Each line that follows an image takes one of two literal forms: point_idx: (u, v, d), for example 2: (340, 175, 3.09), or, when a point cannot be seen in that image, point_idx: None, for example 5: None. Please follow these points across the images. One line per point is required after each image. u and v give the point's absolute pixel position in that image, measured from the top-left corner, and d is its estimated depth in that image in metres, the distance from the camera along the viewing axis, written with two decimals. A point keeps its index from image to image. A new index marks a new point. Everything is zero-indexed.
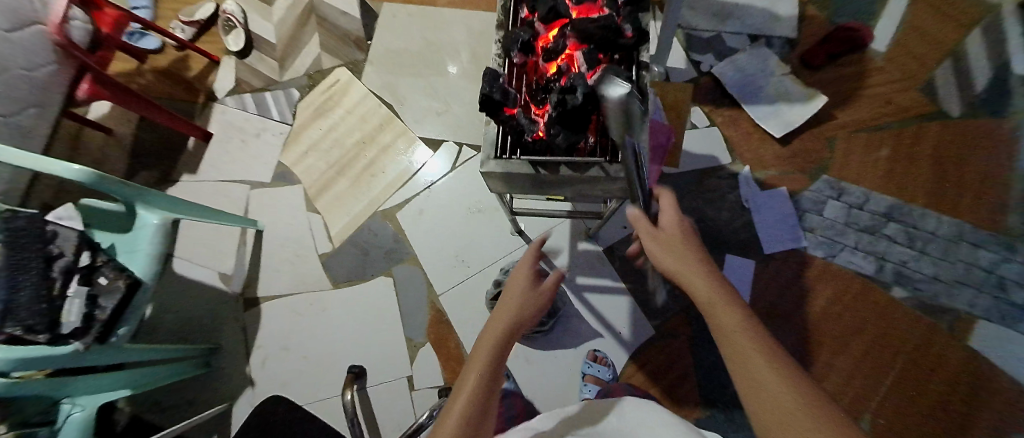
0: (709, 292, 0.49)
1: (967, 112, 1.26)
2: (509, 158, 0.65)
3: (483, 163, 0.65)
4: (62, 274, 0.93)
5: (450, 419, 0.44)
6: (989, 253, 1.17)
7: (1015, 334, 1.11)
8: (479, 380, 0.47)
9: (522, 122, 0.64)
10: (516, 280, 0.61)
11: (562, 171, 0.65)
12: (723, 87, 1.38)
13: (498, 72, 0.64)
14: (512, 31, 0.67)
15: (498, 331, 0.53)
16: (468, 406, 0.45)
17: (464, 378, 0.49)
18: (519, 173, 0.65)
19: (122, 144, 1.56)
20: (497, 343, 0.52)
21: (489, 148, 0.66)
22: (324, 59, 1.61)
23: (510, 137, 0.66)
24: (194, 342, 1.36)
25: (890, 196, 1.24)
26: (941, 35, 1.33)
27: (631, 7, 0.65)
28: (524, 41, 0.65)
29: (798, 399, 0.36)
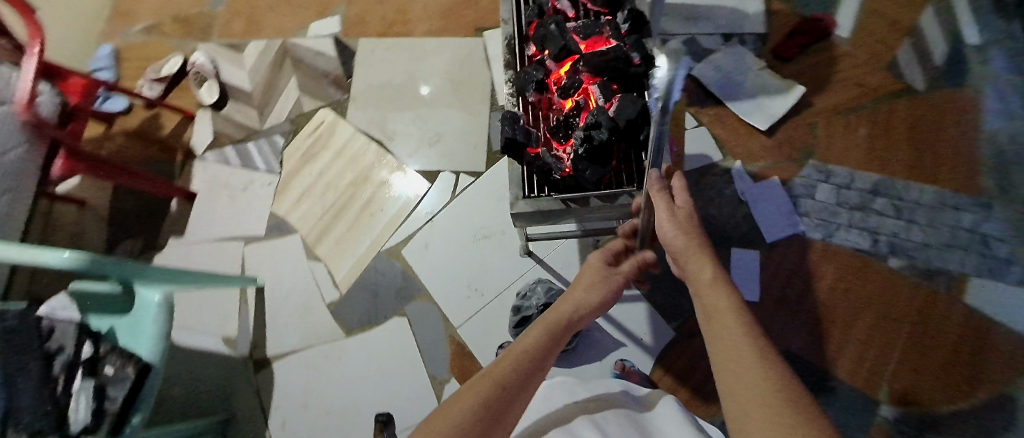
0: (711, 284, 0.55)
1: (930, 85, 1.34)
2: (538, 195, 0.67)
3: (513, 204, 0.67)
4: (64, 370, 0.90)
5: (502, 368, 0.53)
6: (971, 214, 1.24)
7: (1006, 285, 1.17)
8: (529, 353, 0.56)
9: (548, 161, 0.65)
10: (590, 272, 0.73)
11: (592, 203, 0.65)
12: (705, 87, 1.43)
13: (517, 114, 0.67)
14: (524, 71, 0.69)
15: (557, 321, 0.64)
16: (526, 353, 0.56)
17: (515, 347, 0.58)
18: (550, 210, 0.66)
19: (100, 215, 1.49)
20: (547, 334, 0.61)
21: (516, 188, 0.67)
22: (305, 102, 1.58)
23: (537, 176, 0.68)
24: (206, 412, 1.30)
25: (874, 173, 1.31)
26: (897, 16, 1.41)
27: (637, 35, 0.67)
28: (537, 81, 0.67)
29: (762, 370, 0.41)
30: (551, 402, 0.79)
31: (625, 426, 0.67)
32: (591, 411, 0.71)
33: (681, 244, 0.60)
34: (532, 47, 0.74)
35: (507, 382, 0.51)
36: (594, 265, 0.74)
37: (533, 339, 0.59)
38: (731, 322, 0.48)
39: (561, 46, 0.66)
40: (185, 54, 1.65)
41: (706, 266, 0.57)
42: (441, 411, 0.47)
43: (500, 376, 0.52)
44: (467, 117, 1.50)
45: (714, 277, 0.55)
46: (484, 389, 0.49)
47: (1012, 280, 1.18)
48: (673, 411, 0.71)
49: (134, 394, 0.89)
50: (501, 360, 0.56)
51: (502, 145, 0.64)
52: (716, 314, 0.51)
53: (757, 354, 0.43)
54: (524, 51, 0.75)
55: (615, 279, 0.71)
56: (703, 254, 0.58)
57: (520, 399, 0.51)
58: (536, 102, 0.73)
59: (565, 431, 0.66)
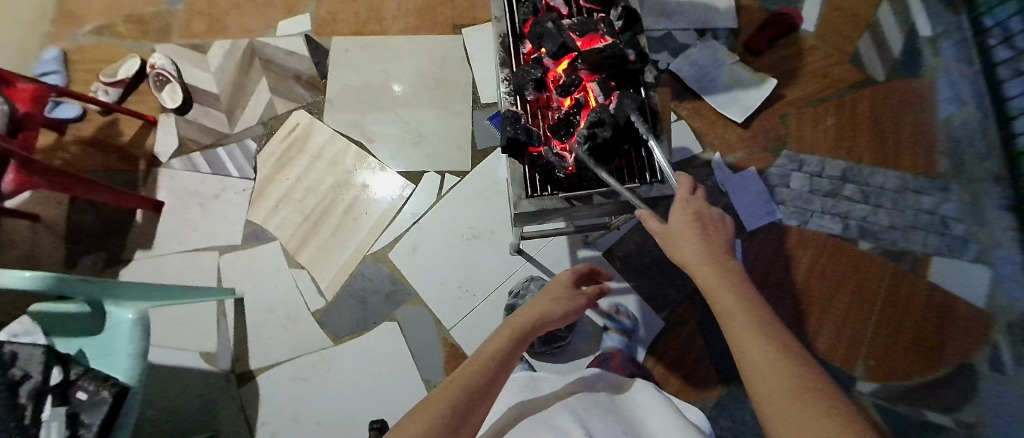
0: (720, 284, 0.50)
1: (889, 76, 1.42)
2: (540, 195, 0.67)
3: (517, 204, 0.66)
4: (32, 399, 0.82)
5: (471, 373, 0.50)
6: (930, 197, 1.32)
7: (962, 262, 1.26)
8: (498, 356, 0.54)
9: (551, 160, 0.66)
10: (557, 287, 0.72)
11: (595, 200, 0.66)
12: (683, 82, 1.46)
13: (518, 113, 0.66)
14: (523, 69, 0.68)
15: (523, 325, 0.61)
16: (495, 357, 0.54)
17: (482, 352, 0.55)
18: (553, 208, 0.66)
19: (55, 231, 1.38)
20: (516, 337, 0.59)
21: (518, 188, 0.67)
22: (278, 104, 1.51)
23: (539, 175, 0.67)
24: (187, 433, 1.24)
25: (843, 161, 1.38)
26: (858, 10, 1.48)
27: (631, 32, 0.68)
28: (536, 80, 0.67)
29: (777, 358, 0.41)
30: (535, 396, 0.78)
31: (608, 419, 0.67)
32: (574, 402, 0.71)
33: (688, 246, 0.55)
34: (527, 45, 0.73)
35: (471, 385, 0.48)
36: (562, 282, 0.74)
37: (501, 343, 0.57)
38: (749, 332, 0.44)
39: (560, 43, 0.66)
40: (142, 55, 1.54)
41: (711, 268, 0.52)
42: (407, 418, 0.43)
43: (468, 381, 0.49)
44: (449, 116, 1.48)
45: (722, 274, 0.51)
46: (451, 394, 0.46)
47: (967, 256, 1.27)
48: (659, 412, 0.71)
49: (111, 418, 0.85)
50: (468, 366, 0.53)
51: (505, 144, 0.63)
52: (730, 321, 0.47)
53: (789, 369, 0.39)
54: (519, 49, 0.74)
55: (581, 297, 0.71)
56: (707, 253, 0.54)
57: (484, 403, 0.49)
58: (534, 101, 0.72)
59: (548, 419, 0.66)
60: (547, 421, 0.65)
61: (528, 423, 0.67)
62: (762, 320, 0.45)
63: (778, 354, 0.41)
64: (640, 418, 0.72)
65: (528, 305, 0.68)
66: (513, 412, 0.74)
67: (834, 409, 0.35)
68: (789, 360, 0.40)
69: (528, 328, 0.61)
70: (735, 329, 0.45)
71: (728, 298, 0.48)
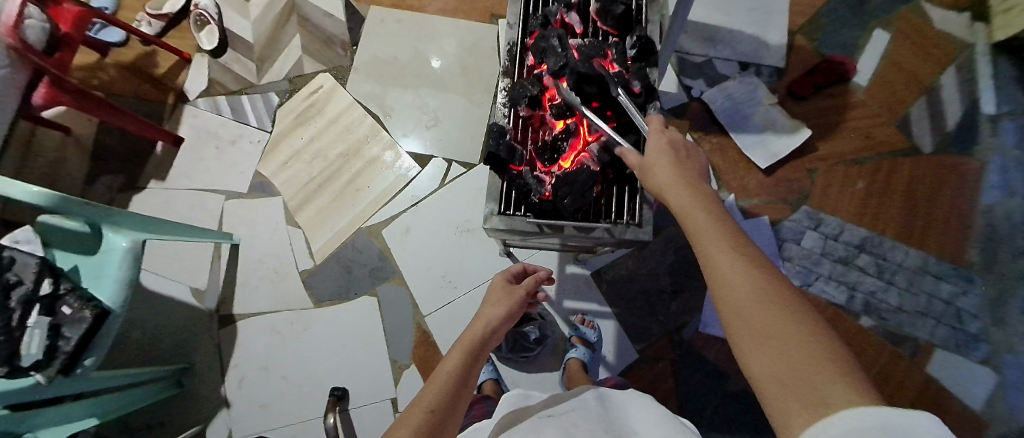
0: (693, 206, 0.53)
1: (936, 149, 1.32)
2: (512, 214, 0.79)
3: (489, 218, 0.79)
4: (22, 304, 0.88)
5: (429, 397, 0.52)
6: (950, 285, 1.23)
7: (967, 361, 1.18)
8: (454, 377, 0.55)
9: (529, 182, 0.80)
10: (499, 290, 0.77)
11: (568, 230, 0.78)
12: (712, 114, 1.40)
13: (506, 132, 0.79)
14: (524, 83, 0.80)
15: (476, 335, 0.64)
16: (452, 376, 0.56)
17: (438, 373, 0.57)
18: (521, 228, 0.78)
19: (82, 147, 1.45)
20: (471, 353, 0.61)
21: (495, 204, 0.79)
22: (306, 63, 1.53)
23: (518, 195, 0.81)
24: (165, 361, 1.31)
25: (864, 229, 1.30)
26: (920, 72, 1.37)
27: (638, 67, 0.78)
28: (531, 96, 0.80)
29: (745, 273, 0.43)
30: (521, 416, 0.72)
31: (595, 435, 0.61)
32: (562, 423, 0.65)
33: (678, 196, 0.56)
34: (531, 58, 0.85)
35: (437, 412, 0.50)
36: (500, 282, 0.79)
37: (455, 361, 0.59)
38: (718, 240, 0.47)
39: (562, 64, 0.76)
40: None
41: (688, 193, 0.55)
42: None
43: (429, 407, 0.51)
44: (468, 106, 1.46)
45: (696, 199, 0.54)
46: (415, 420, 0.48)
47: (975, 356, 1.18)
48: (651, 416, 0.66)
49: (89, 336, 0.90)
50: (429, 386, 0.55)
51: (487, 157, 0.78)
52: (699, 235, 0.50)
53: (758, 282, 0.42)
54: (523, 60, 0.86)
55: (518, 291, 0.76)
56: (684, 182, 0.57)
57: (451, 422, 0.52)
58: (527, 116, 0.85)
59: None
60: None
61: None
62: (729, 232, 0.49)
63: (745, 261, 0.44)
64: (632, 423, 0.66)
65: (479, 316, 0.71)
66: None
67: (798, 314, 0.39)
68: (754, 265, 0.44)
69: (480, 342, 0.63)
70: (696, 229, 0.50)
71: (700, 215, 0.52)
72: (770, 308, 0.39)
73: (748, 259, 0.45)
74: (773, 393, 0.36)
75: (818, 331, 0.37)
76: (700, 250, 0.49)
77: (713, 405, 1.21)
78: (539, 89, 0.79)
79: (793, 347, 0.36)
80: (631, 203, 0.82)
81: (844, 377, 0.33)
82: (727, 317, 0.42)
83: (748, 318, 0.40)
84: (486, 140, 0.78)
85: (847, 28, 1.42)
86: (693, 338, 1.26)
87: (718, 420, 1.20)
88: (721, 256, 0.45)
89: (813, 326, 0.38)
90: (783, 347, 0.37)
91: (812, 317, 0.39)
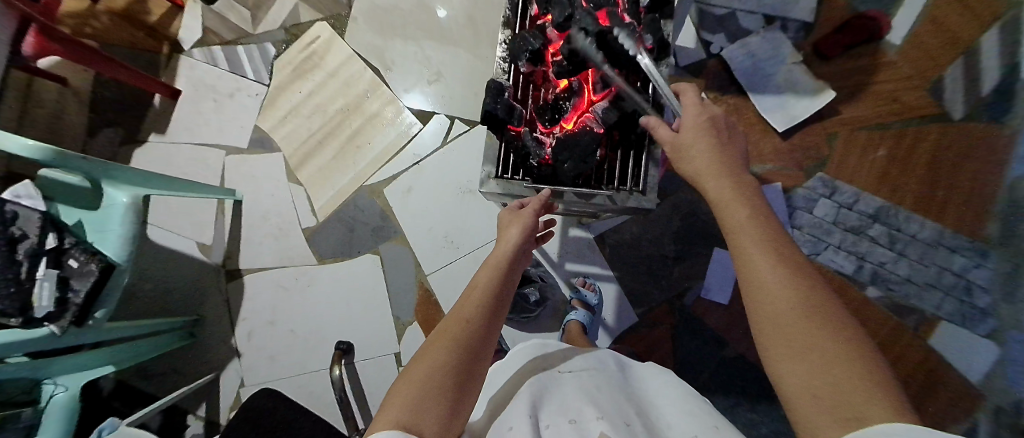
0: (733, 199, 0.50)
1: (969, 115, 1.23)
2: (508, 178, 0.79)
3: (486, 182, 0.78)
4: (29, 257, 0.90)
5: (456, 328, 0.49)
6: (963, 259, 1.20)
7: (971, 334, 1.17)
8: (480, 309, 0.52)
9: (528, 144, 0.76)
10: (511, 216, 0.70)
11: (568, 195, 0.78)
12: (731, 72, 1.32)
13: (503, 88, 0.75)
14: (525, 35, 0.74)
15: (499, 261, 0.61)
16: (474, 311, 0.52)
17: (470, 291, 0.56)
18: (517, 191, 0.79)
19: (79, 98, 1.43)
20: (501, 273, 0.59)
21: (492, 167, 0.78)
22: (302, 12, 1.46)
23: (514, 157, 0.79)
24: (177, 312, 1.36)
25: (880, 198, 1.25)
26: (962, 29, 1.25)
27: (652, 18, 0.71)
28: (532, 50, 0.74)
29: (788, 280, 0.41)
30: (541, 368, 0.70)
31: (619, 399, 0.59)
32: (584, 381, 0.62)
33: (716, 185, 0.53)
34: (535, 7, 0.80)
35: (461, 348, 0.47)
36: (508, 208, 0.72)
37: (487, 279, 0.58)
38: (757, 239, 0.45)
39: (568, 15, 0.71)
40: None
41: (729, 185, 0.52)
42: (408, 369, 0.46)
43: (466, 319, 0.51)
44: (472, 61, 1.39)
45: (736, 191, 0.51)
46: (438, 356, 0.46)
47: (980, 331, 1.16)
48: (673, 393, 0.64)
49: (97, 289, 0.92)
50: (463, 303, 0.54)
51: (484, 115, 0.74)
52: (737, 233, 0.47)
53: (802, 292, 0.40)
54: (527, 10, 0.80)
55: (529, 209, 0.69)
56: (722, 170, 0.54)
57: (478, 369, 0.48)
58: (529, 72, 0.80)
59: (559, 405, 0.57)
60: (557, 407, 0.56)
61: (541, 406, 0.57)
62: (771, 232, 0.46)
63: (787, 267, 0.42)
64: (651, 399, 0.64)
65: (502, 232, 0.68)
66: (516, 388, 0.65)
67: (841, 330, 0.38)
68: (797, 273, 0.42)
69: (509, 261, 0.61)
70: (734, 222, 0.48)
71: (740, 211, 0.48)
72: (814, 325, 0.38)
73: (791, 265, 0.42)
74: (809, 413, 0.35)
75: (862, 355, 0.36)
76: (737, 249, 0.46)
77: (709, 367, 1.23)
78: (542, 43, 0.73)
79: (836, 370, 0.35)
80: (636, 169, 0.79)
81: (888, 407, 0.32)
82: (761, 326, 0.41)
83: (787, 332, 0.38)
84: (483, 98, 0.74)
85: None
86: (693, 304, 1.26)
87: (714, 384, 1.22)
88: (760, 261, 0.43)
89: (856, 347, 0.36)
90: (824, 368, 0.35)
91: (855, 334, 0.38)
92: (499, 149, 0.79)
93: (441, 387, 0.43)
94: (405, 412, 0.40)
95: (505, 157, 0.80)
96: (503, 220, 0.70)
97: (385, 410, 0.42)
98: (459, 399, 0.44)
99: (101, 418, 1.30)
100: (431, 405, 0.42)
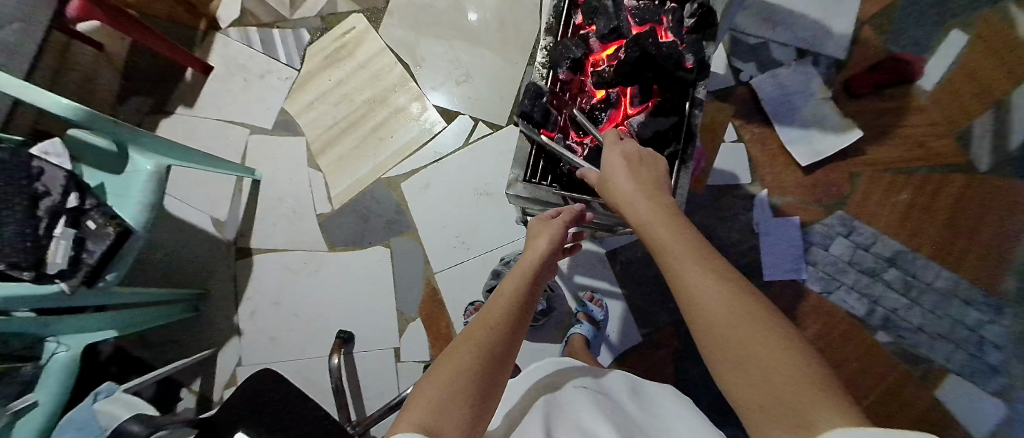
0: (675, 244, 0.48)
1: (995, 169, 1.22)
2: (536, 183, 0.78)
3: (513, 185, 0.78)
4: (49, 214, 0.90)
5: (481, 332, 0.51)
6: (978, 312, 1.18)
7: (980, 390, 1.14)
8: (505, 320, 0.53)
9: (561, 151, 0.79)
10: (540, 225, 0.70)
11: (595, 206, 0.78)
12: (758, 102, 1.33)
13: (542, 90, 0.74)
14: (567, 42, 0.75)
15: (525, 272, 0.62)
16: (499, 320, 0.53)
17: (497, 299, 0.57)
18: (542, 197, 0.78)
19: (114, 64, 1.45)
20: (528, 284, 0.60)
21: (520, 171, 0.78)
22: (340, 1, 1.48)
23: (545, 162, 0.80)
24: (184, 284, 1.36)
25: (897, 242, 1.24)
26: (994, 82, 1.25)
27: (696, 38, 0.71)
28: (573, 59, 0.74)
29: (714, 282, 0.43)
30: (556, 383, 0.70)
31: (631, 419, 0.58)
32: (597, 397, 0.62)
33: (640, 204, 0.54)
34: (579, 16, 0.81)
35: (484, 353, 0.48)
36: (539, 219, 0.72)
37: (513, 288, 0.59)
38: (680, 250, 0.47)
39: (613, 27, 0.72)
40: None
41: (666, 227, 0.50)
42: (433, 371, 0.47)
43: (491, 326, 0.52)
44: (501, 66, 1.40)
45: (663, 210, 0.53)
46: (462, 357, 0.47)
47: (989, 387, 1.14)
48: (687, 412, 0.63)
49: (111, 252, 0.92)
50: (489, 310, 0.56)
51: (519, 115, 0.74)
52: (664, 253, 0.48)
53: (728, 291, 0.42)
54: (571, 18, 0.81)
55: (558, 220, 0.69)
56: (661, 213, 0.52)
57: (497, 384, 0.48)
58: (567, 79, 0.80)
59: (572, 418, 0.56)
60: (572, 423, 0.56)
61: (555, 420, 0.56)
62: (691, 241, 0.48)
63: (713, 279, 0.43)
64: (660, 415, 0.63)
65: (529, 243, 0.68)
66: (531, 401, 0.65)
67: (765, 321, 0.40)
68: (723, 278, 0.44)
69: (536, 271, 0.62)
70: (657, 238, 0.50)
71: (662, 231, 0.50)
72: (746, 322, 0.39)
73: (713, 275, 0.44)
74: (754, 412, 0.36)
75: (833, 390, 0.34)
76: (666, 267, 0.48)
77: (710, 397, 1.21)
78: (584, 52, 0.74)
79: (773, 374, 0.36)
80: None
81: (822, 398, 0.33)
82: (704, 340, 0.41)
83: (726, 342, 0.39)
84: (520, 99, 0.73)
85: (924, 23, 1.29)
86: None
87: (713, 413, 1.20)
88: (690, 277, 0.44)
89: (806, 364, 0.36)
90: (764, 375, 0.36)
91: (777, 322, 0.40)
92: (528, 154, 0.79)
93: (462, 389, 0.44)
94: (430, 413, 0.40)
95: (534, 162, 0.80)
96: (531, 230, 0.70)
97: (408, 410, 0.42)
98: (482, 408, 0.44)
99: (97, 382, 1.30)
100: (455, 407, 0.42)
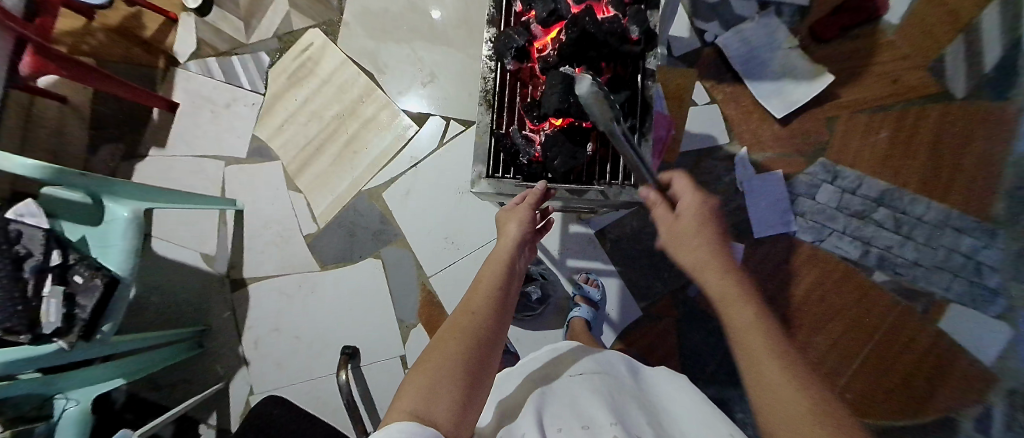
0: (752, 328, 0.46)
1: (971, 94, 1.21)
2: (500, 177, 0.80)
3: (477, 182, 0.79)
4: (34, 274, 0.91)
5: (465, 319, 0.51)
6: (972, 239, 1.18)
7: (982, 315, 1.15)
8: (492, 305, 0.53)
9: (518, 142, 0.79)
10: (516, 209, 0.71)
11: (561, 192, 0.79)
12: (726, 60, 1.31)
13: (569, 80, 0.70)
14: (509, 32, 0.75)
15: (504, 257, 0.62)
16: (482, 304, 0.53)
17: (477, 284, 0.58)
18: (506, 190, 0.79)
19: (78, 115, 1.44)
20: (505, 267, 0.61)
21: (482, 168, 0.79)
22: (294, 19, 1.46)
23: (507, 157, 0.81)
24: (186, 322, 1.37)
25: (883, 181, 1.23)
26: (960, 7, 1.23)
27: (636, 9, 0.72)
28: (517, 47, 0.74)
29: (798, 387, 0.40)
30: (551, 375, 0.69)
31: (631, 407, 0.57)
32: (595, 384, 0.61)
33: (699, 253, 0.55)
34: (519, 3, 0.80)
35: (471, 340, 0.48)
36: (511, 206, 0.73)
37: (492, 273, 0.59)
38: (762, 339, 0.44)
39: (551, 10, 0.72)
40: None
41: (742, 307, 0.48)
42: (420, 363, 0.46)
43: (473, 311, 0.52)
44: (465, 61, 1.39)
45: (736, 286, 0.51)
46: (450, 346, 0.47)
47: (990, 311, 1.15)
48: (686, 404, 0.61)
49: (104, 304, 0.91)
50: (470, 297, 0.56)
51: (553, 113, 0.71)
52: (744, 338, 0.46)
53: (810, 400, 0.39)
54: (512, 7, 0.80)
55: (527, 205, 0.70)
56: (734, 287, 0.50)
57: (486, 372, 0.48)
58: (515, 69, 0.81)
59: (571, 412, 0.55)
60: (572, 413, 0.55)
61: (551, 413, 0.56)
62: (774, 336, 0.45)
63: (796, 380, 0.41)
64: (661, 405, 0.63)
65: (501, 230, 0.69)
66: (525, 395, 0.64)
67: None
68: (806, 385, 0.41)
69: (512, 254, 0.63)
70: (736, 319, 0.48)
71: (743, 314, 0.48)
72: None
73: (804, 385, 0.40)
74: None
75: None
76: (744, 352, 0.45)
77: (716, 360, 1.22)
78: (526, 40, 0.74)
79: None
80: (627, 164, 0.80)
81: None
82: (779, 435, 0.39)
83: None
84: (552, 93, 0.70)
85: None
86: (698, 295, 1.25)
87: (721, 375, 1.21)
88: (771, 368, 0.42)
89: None
90: None
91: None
92: (488, 150, 0.79)
93: (453, 377, 0.43)
94: (421, 401, 0.41)
95: (495, 157, 0.81)
96: (501, 218, 0.71)
97: (399, 401, 0.42)
98: (471, 393, 0.44)
99: (114, 430, 1.32)
100: (444, 391, 0.42)
